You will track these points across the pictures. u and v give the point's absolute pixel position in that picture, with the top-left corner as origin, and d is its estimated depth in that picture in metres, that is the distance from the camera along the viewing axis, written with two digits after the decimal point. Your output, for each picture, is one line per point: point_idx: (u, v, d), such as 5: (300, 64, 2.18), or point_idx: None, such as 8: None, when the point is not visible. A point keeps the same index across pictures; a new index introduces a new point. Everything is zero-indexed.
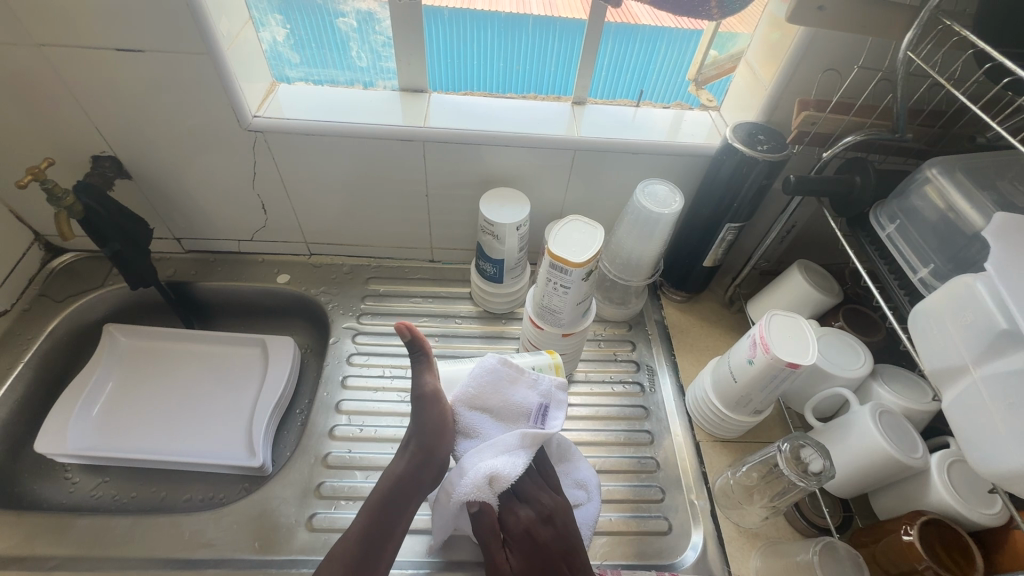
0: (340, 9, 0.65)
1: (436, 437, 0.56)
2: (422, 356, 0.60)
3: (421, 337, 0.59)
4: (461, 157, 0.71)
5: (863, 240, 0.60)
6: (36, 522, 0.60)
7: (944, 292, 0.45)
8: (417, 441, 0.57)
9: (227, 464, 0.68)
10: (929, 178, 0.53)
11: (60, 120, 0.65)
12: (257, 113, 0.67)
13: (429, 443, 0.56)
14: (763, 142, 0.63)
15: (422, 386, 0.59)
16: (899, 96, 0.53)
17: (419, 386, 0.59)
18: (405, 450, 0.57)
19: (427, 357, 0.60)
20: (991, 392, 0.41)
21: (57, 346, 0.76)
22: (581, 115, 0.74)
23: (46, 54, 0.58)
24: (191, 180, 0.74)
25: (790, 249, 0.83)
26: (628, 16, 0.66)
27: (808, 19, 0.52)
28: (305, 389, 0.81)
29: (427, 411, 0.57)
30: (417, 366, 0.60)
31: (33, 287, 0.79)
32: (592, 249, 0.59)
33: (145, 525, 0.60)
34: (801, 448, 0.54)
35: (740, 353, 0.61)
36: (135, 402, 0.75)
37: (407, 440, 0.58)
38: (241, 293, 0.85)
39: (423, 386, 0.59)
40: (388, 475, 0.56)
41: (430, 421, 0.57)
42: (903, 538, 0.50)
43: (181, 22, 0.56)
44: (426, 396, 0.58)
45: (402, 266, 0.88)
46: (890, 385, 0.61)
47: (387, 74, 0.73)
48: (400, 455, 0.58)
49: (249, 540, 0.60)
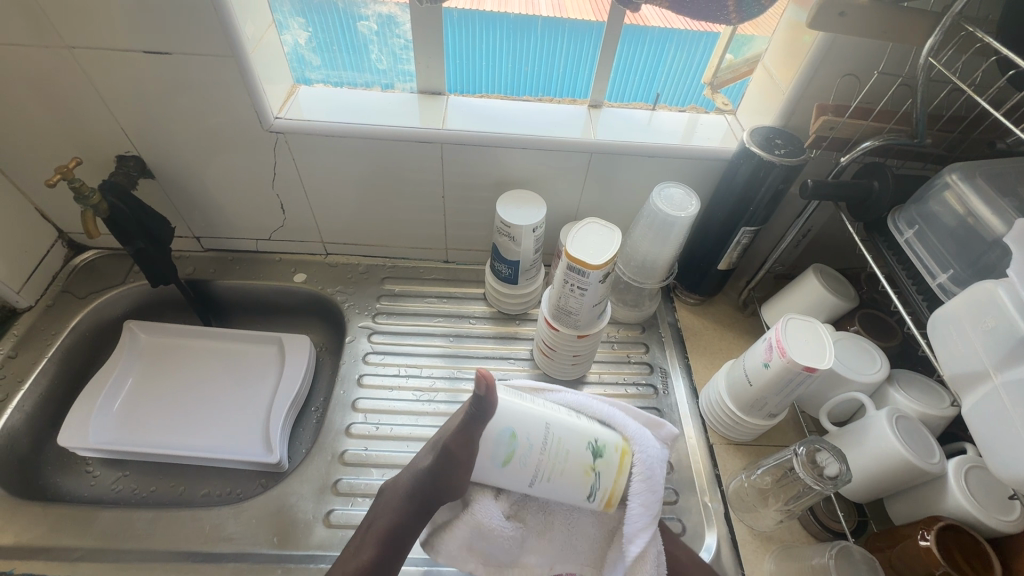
0: (361, 13, 0.66)
1: (452, 471, 0.51)
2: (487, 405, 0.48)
3: (494, 396, 0.48)
4: (478, 159, 0.72)
5: (880, 243, 0.60)
6: (61, 514, 0.61)
7: (964, 296, 0.45)
8: (431, 482, 0.51)
9: (246, 460, 0.69)
10: (949, 183, 0.53)
11: (87, 120, 0.66)
12: (279, 115, 0.68)
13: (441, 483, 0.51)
14: (780, 146, 0.64)
15: (455, 440, 0.50)
16: (920, 102, 0.53)
17: (452, 437, 0.50)
18: (413, 480, 0.52)
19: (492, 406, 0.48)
20: (1013, 398, 0.41)
21: (79, 342, 0.77)
22: (597, 118, 0.74)
23: (76, 56, 0.60)
24: (212, 179, 0.75)
25: (805, 252, 0.83)
26: (638, 19, 0.66)
27: (829, 25, 0.52)
28: (320, 387, 0.82)
29: (451, 463, 0.50)
30: (467, 417, 0.49)
31: (56, 283, 0.80)
32: (610, 251, 0.59)
33: (167, 519, 0.61)
34: (817, 452, 0.54)
35: (756, 356, 0.61)
36: (155, 398, 0.77)
37: (418, 470, 0.52)
38: (258, 292, 0.86)
39: (454, 441, 0.50)
40: (391, 500, 0.52)
41: (451, 473, 0.51)
42: (920, 543, 0.50)
43: (209, 25, 0.57)
44: (458, 452, 0.50)
45: (417, 266, 0.89)
46: (907, 391, 0.61)
47: (405, 76, 0.74)
48: (405, 479, 0.52)
49: (268, 534, 0.61)
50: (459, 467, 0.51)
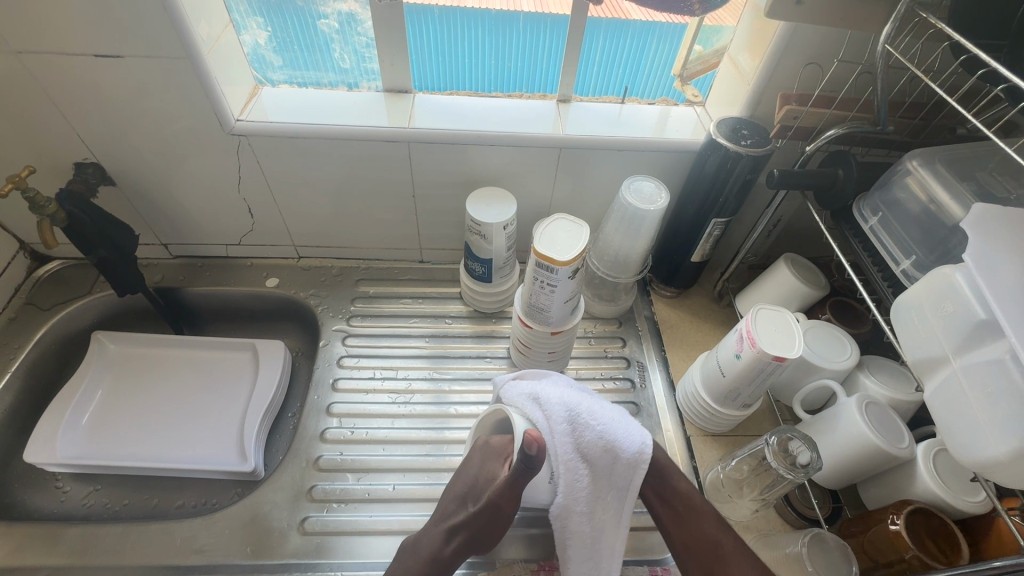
0: (321, 11, 0.65)
1: (494, 520, 0.48)
2: (527, 473, 0.42)
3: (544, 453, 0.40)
4: (448, 156, 0.71)
5: (846, 231, 0.60)
6: (27, 533, 0.60)
7: (923, 282, 0.46)
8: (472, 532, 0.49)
9: (219, 469, 0.68)
10: (910, 169, 0.53)
11: (40, 127, 0.64)
12: (240, 117, 0.66)
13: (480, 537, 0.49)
14: (746, 136, 0.63)
15: (502, 497, 0.46)
16: (880, 89, 0.53)
17: (497, 495, 0.45)
18: (449, 533, 0.50)
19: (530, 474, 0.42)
20: (971, 381, 0.41)
21: (45, 355, 0.75)
22: (567, 113, 0.74)
23: (23, 61, 0.58)
24: (176, 185, 0.73)
25: (778, 242, 0.83)
26: (619, 11, 0.66)
27: (787, 14, 0.53)
28: (296, 393, 0.81)
29: (496, 517, 0.47)
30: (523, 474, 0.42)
31: (20, 295, 0.79)
32: (577, 247, 0.59)
33: (137, 532, 0.60)
34: (789, 441, 0.54)
35: (728, 348, 0.61)
36: (126, 410, 0.75)
37: (455, 526, 0.49)
38: (231, 298, 0.85)
39: (503, 497, 0.46)
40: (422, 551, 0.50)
41: (492, 525, 0.48)
42: (890, 528, 0.51)
43: (160, 27, 0.56)
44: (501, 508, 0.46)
45: (391, 267, 0.88)
46: (877, 376, 0.62)
47: (371, 75, 0.73)
48: (442, 531, 0.50)
49: (242, 544, 0.60)
50: (502, 522, 0.48)
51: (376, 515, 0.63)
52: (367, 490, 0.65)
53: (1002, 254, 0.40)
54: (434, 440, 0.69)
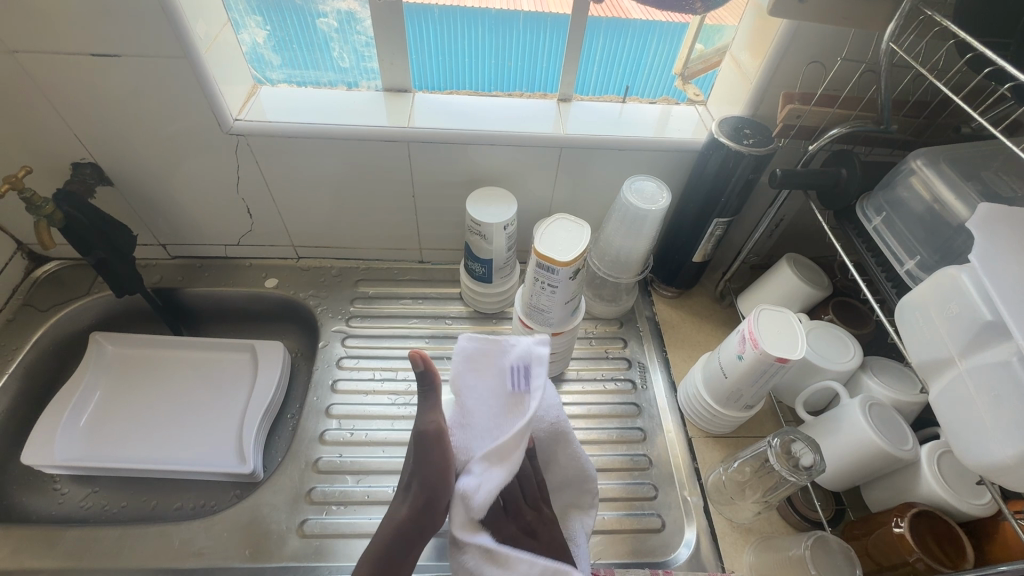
0: (320, 9, 0.64)
1: (432, 455, 0.46)
2: (430, 389, 0.49)
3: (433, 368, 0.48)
4: (448, 156, 0.71)
5: (849, 231, 0.60)
6: (24, 536, 0.59)
7: (928, 283, 0.45)
8: (420, 478, 0.45)
9: (217, 471, 0.67)
10: (914, 169, 0.53)
11: (37, 127, 0.64)
12: (239, 116, 0.66)
13: (429, 482, 0.45)
14: (749, 136, 0.63)
15: (425, 423, 0.47)
16: (884, 87, 0.52)
17: (421, 421, 0.47)
18: (404, 492, 0.46)
19: (435, 388, 0.49)
20: (977, 383, 0.41)
21: (43, 357, 0.75)
22: (568, 112, 0.73)
23: (20, 60, 0.57)
24: (174, 185, 0.73)
25: (780, 242, 0.83)
26: (618, 10, 0.66)
27: (790, 12, 0.52)
28: (295, 394, 0.80)
29: (430, 450, 0.46)
30: (421, 402, 0.48)
31: (17, 296, 0.78)
32: (578, 248, 0.58)
33: (135, 535, 0.60)
34: (792, 443, 0.54)
35: (730, 349, 0.61)
36: (124, 411, 0.75)
37: (405, 483, 0.47)
38: (230, 298, 0.84)
39: (424, 423, 0.47)
40: (385, 523, 0.45)
41: (433, 461, 0.46)
42: (894, 530, 0.50)
43: (157, 26, 0.55)
44: (431, 435, 0.46)
45: (391, 267, 0.88)
46: (880, 377, 0.61)
47: (370, 74, 0.73)
48: (398, 496, 0.47)
49: (240, 548, 0.60)
50: (441, 452, 0.46)
51: (376, 518, 0.62)
52: (367, 492, 0.64)
53: (1009, 254, 0.40)
54: None
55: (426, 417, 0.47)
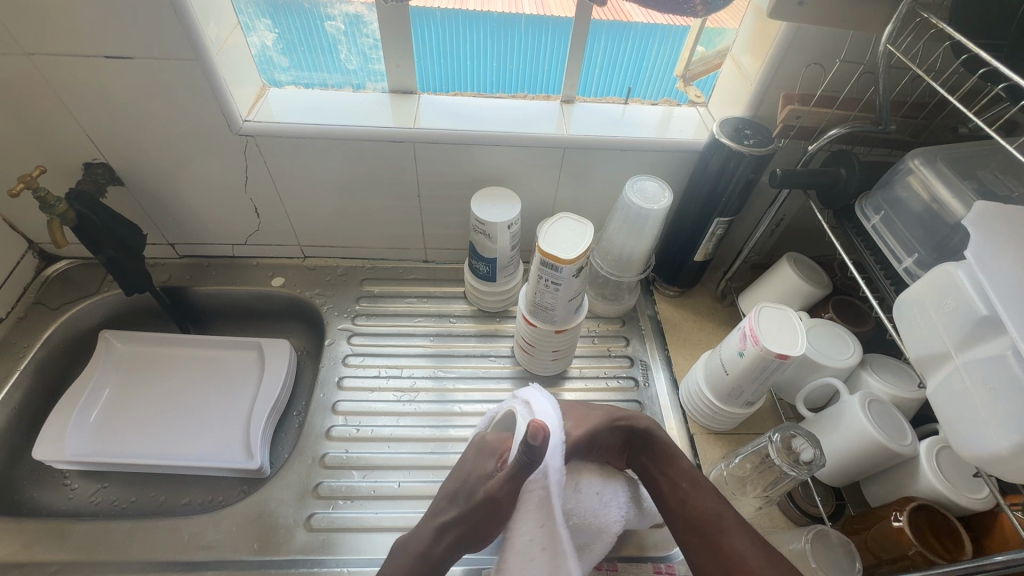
0: (327, 13, 0.66)
1: (490, 519, 0.41)
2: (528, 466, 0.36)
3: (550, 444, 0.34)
4: (453, 157, 0.72)
5: (849, 230, 0.61)
6: (37, 529, 0.60)
7: (925, 280, 0.46)
8: (461, 530, 0.43)
9: (225, 467, 0.68)
10: (912, 168, 0.54)
11: (51, 128, 0.65)
12: (248, 118, 0.67)
13: (470, 537, 0.43)
14: (749, 136, 0.64)
15: (494, 491, 0.40)
16: (882, 89, 0.53)
17: (494, 487, 0.40)
18: (442, 528, 0.44)
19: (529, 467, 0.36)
20: (973, 377, 0.41)
21: (54, 354, 0.76)
22: (570, 114, 0.74)
23: (35, 62, 0.59)
24: (184, 185, 0.74)
25: (780, 242, 0.84)
26: (620, 13, 0.66)
27: (789, 14, 0.53)
28: (301, 391, 0.82)
29: (484, 512, 0.42)
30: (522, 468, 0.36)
31: (29, 294, 0.79)
32: (581, 246, 0.59)
33: (145, 528, 0.61)
34: (792, 438, 0.55)
35: (732, 346, 0.61)
36: (132, 408, 0.76)
37: (445, 523, 0.44)
38: (237, 297, 0.85)
39: (493, 489, 0.40)
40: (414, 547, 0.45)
41: (484, 525, 0.42)
42: (893, 524, 0.51)
43: (171, 28, 0.57)
44: (498, 506, 0.40)
45: (396, 266, 0.89)
46: (879, 374, 0.62)
47: (376, 76, 0.74)
48: (434, 526, 0.45)
49: (248, 542, 0.60)
50: (496, 521, 0.42)
51: (382, 512, 0.63)
52: (372, 488, 0.65)
53: (1003, 251, 0.41)
54: (438, 437, 0.70)
55: (500, 485, 0.39)
